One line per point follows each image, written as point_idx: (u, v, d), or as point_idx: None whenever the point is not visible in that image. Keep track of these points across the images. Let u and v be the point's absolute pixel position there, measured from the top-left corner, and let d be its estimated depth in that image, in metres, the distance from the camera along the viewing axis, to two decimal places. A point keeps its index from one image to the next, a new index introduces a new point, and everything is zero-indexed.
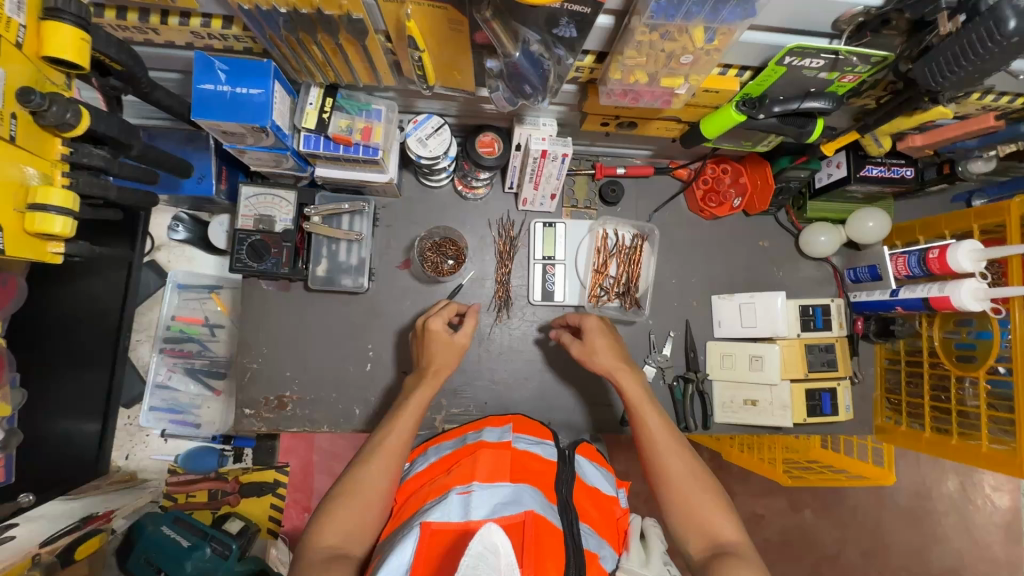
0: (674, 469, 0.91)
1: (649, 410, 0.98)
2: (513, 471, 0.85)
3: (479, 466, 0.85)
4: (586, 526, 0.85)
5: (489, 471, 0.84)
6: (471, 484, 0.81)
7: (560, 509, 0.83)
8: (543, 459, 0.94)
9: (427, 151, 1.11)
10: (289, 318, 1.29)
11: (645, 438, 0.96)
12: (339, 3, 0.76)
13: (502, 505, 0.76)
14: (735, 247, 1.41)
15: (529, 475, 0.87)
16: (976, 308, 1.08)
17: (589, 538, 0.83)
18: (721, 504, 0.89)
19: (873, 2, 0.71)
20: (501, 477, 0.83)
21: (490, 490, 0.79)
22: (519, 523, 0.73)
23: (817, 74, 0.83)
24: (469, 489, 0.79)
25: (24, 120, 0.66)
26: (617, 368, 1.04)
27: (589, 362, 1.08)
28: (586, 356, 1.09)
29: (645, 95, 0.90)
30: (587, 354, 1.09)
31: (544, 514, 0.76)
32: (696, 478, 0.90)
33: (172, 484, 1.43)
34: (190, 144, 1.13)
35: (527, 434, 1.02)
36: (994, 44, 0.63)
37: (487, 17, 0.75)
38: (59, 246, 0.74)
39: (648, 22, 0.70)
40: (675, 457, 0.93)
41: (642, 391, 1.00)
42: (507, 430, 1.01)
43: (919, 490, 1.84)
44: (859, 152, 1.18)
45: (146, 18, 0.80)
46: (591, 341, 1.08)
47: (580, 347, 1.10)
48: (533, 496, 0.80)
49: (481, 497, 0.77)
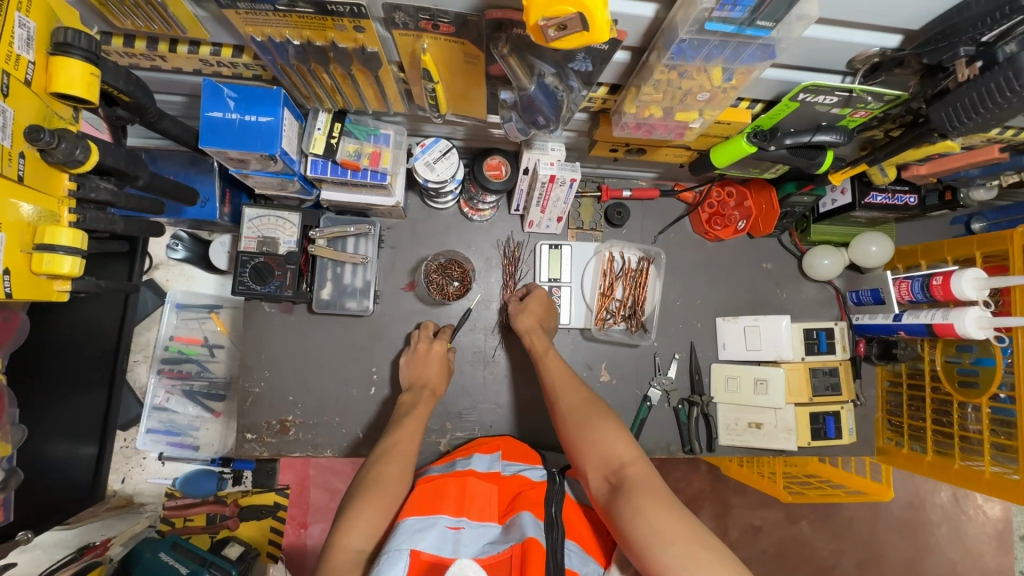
0: (570, 409, 1.01)
1: (551, 362, 1.14)
2: (501, 510, 0.86)
3: (469, 500, 0.85)
4: (572, 544, 0.82)
5: (479, 504, 0.85)
6: (461, 520, 0.80)
7: (547, 527, 0.78)
8: (533, 482, 0.92)
9: (435, 175, 1.10)
10: (292, 340, 1.27)
11: (551, 389, 1.09)
12: (354, 37, 0.75)
13: (490, 546, 0.76)
14: (740, 269, 1.42)
15: (519, 502, 0.85)
16: (980, 336, 1.09)
17: (572, 557, 0.78)
18: (622, 433, 0.93)
19: (889, 43, 0.71)
20: (491, 514, 0.84)
21: (480, 530, 0.80)
22: (505, 559, 0.72)
23: (830, 110, 0.83)
24: (459, 525, 0.79)
25: (32, 158, 0.65)
26: (532, 328, 1.20)
27: (517, 317, 1.23)
28: (512, 314, 1.24)
29: (659, 128, 0.89)
30: (515, 311, 1.24)
31: (538, 537, 0.73)
32: (590, 410, 0.99)
33: (169, 508, 1.41)
34: (193, 167, 1.11)
35: (515, 461, 1.03)
36: (1015, 92, 0.64)
37: (505, 53, 0.74)
38: (65, 284, 0.72)
39: (668, 61, 0.70)
40: (572, 398, 1.03)
41: (547, 343, 1.18)
42: (496, 458, 1.02)
43: (913, 501, 1.86)
44: (864, 178, 1.18)
45: (154, 46, 0.79)
46: (533, 301, 1.24)
47: (513, 307, 1.26)
48: (527, 519, 0.78)
49: (470, 535, 0.78)
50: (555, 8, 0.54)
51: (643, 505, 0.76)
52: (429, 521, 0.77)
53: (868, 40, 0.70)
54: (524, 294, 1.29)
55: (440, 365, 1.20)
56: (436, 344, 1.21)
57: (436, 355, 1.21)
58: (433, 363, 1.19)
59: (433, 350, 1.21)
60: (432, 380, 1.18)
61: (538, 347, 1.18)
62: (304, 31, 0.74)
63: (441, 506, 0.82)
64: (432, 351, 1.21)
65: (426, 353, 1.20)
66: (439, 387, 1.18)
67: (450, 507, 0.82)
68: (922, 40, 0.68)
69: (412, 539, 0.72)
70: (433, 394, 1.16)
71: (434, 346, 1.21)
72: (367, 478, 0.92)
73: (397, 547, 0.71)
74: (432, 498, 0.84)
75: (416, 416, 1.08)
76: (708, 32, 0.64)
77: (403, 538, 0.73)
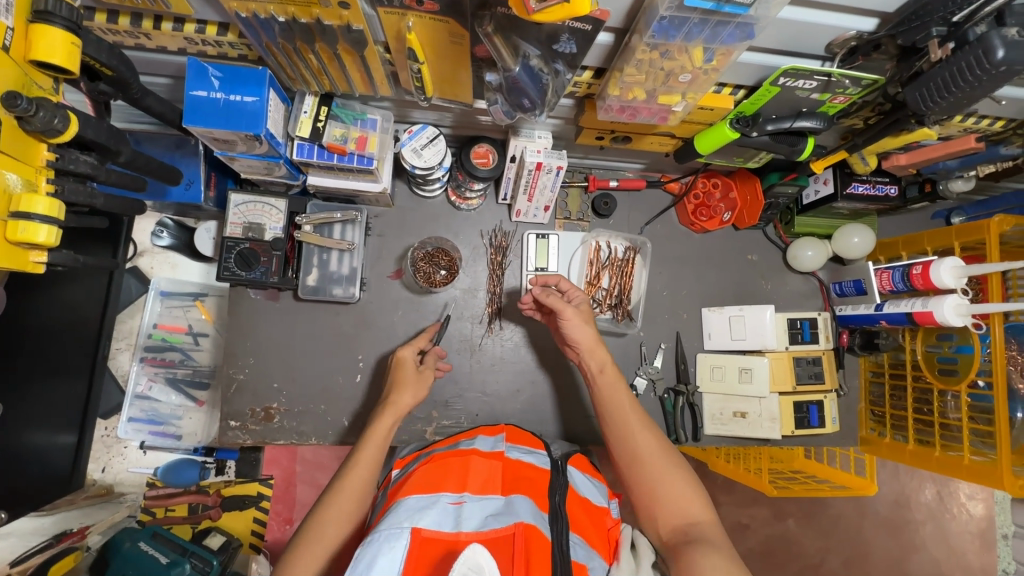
0: (643, 446, 0.94)
1: (614, 382, 1.01)
2: (504, 484, 0.82)
3: (471, 475, 0.83)
4: (577, 538, 0.77)
5: (481, 479, 0.82)
6: (463, 496, 0.78)
7: (550, 517, 0.76)
8: (536, 467, 0.90)
9: (422, 161, 1.10)
10: (278, 328, 1.26)
11: (611, 415, 0.99)
12: (339, 14, 0.75)
13: (492, 518, 0.73)
14: (726, 261, 1.43)
15: (521, 484, 0.82)
16: (958, 323, 1.11)
17: (577, 549, 0.75)
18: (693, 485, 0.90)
19: (865, 27, 0.73)
20: (493, 488, 0.81)
21: (481, 502, 0.76)
22: (509, 536, 0.69)
23: (809, 95, 0.84)
24: (461, 500, 0.77)
25: (10, 125, 0.64)
26: (591, 336, 1.03)
27: (572, 324, 1.03)
28: (565, 315, 1.03)
29: (643, 111, 0.91)
30: (576, 315, 1.04)
31: (537, 524, 0.72)
32: (664, 454, 0.92)
33: (150, 498, 1.38)
34: (178, 150, 1.10)
35: (520, 443, 0.99)
36: (983, 72, 0.66)
37: (489, 32, 0.75)
38: (41, 255, 0.72)
39: (649, 40, 0.71)
40: (642, 433, 0.95)
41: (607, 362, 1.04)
42: (500, 439, 0.99)
43: (898, 499, 1.87)
44: (845, 169, 1.20)
45: (138, 23, 0.79)
46: (585, 308, 1.08)
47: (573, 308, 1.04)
48: (527, 503, 0.76)
49: (472, 508, 0.75)
50: None
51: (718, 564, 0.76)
52: (431, 499, 0.76)
53: (841, 22, 0.72)
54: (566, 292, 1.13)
55: (414, 379, 1.06)
56: (401, 350, 1.10)
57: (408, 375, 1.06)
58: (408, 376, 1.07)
59: (407, 362, 1.09)
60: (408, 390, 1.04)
61: (594, 366, 1.04)
62: (289, 8, 0.74)
63: (442, 485, 0.80)
64: (407, 367, 1.08)
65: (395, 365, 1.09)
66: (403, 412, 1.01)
67: (452, 485, 0.80)
68: (896, 22, 0.70)
69: (414, 517, 0.71)
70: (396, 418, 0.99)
71: (409, 358, 1.09)
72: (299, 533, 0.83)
73: (398, 525, 0.70)
74: (435, 478, 0.82)
75: (378, 437, 0.95)
76: (688, 8, 0.65)
77: (405, 516, 0.71)
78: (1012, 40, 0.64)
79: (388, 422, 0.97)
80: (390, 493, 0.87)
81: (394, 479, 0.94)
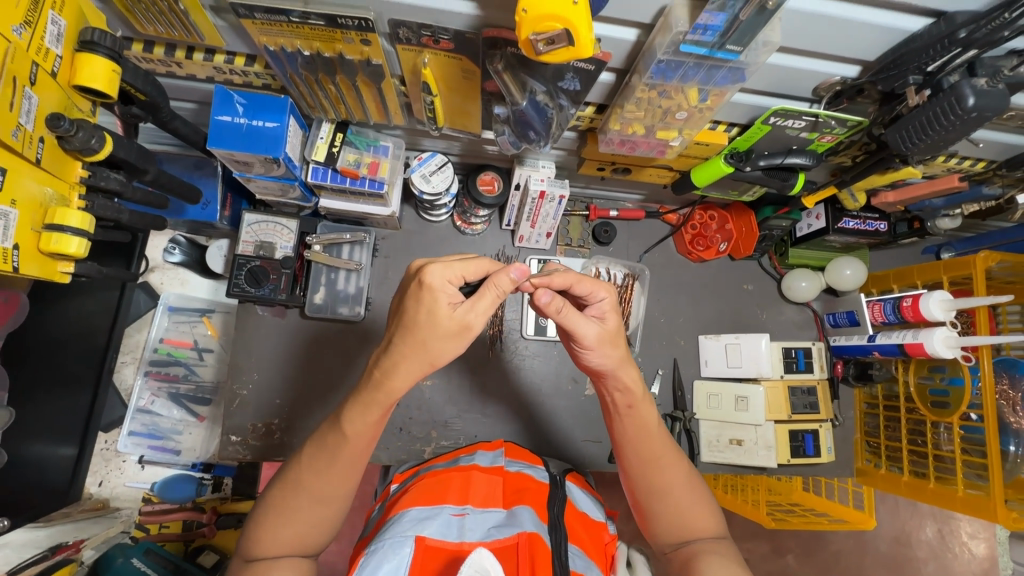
0: (667, 476, 0.86)
1: (643, 414, 0.86)
2: (506, 499, 0.84)
3: (473, 489, 0.84)
4: (576, 549, 0.78)
5: (483, 494, 0.84)
6: (465, 508, 0.80)
7: (551, 527, 0.76)
8: (536, 479, 0.91)
9: (430, 187, 1.15)
10: (280, 346, 1.29)
11: (635, 447, 0.86)
12: (361, 50, 0.80)
13: (496, 530, 0.75)
14: (722, 291, 1.47)
15: (522, 496, 0.84)
16: (948, 355, 1.13)
17: (576, 560, 0.75)
18: (710, 500, 0.89)
19: (849, 73, 0.79)
20: (495, 502, 0.83)
21: (483, 515, 0.79)
22: (512, 545, 0.71)
23: (799, 133, 0.89)
24: (463, 512, 0.79)
25: (51, 145, 0.69)
26: (622, 363, 0.83)
27: (594, 350, 0.81)
28: (588, 340, 0.80)
29: (642, 145, 0.96)
30: (604, 339, 0.81)
31: (540, 533, 0.73)
32: (689, 485, 0.87)
33: (144, 513, 1.38)
34: (197, 170, 1.15)
35: (518, 458, 1.01)
36: (957, 117, 0.70)
37: (499, 69, 0.80)
38: (68, 265, 0.75)
39: (648, 81, 0.77)
40: (667, 461, 0.87)
41: (639, 387, 0.85)
42: (499, 454, 1.00)
43: (898, 536, 1.86)
44: (837, 205, 1.25)
45: (172, 53, 0.85)
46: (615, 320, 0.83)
47: (598, 330, 0.80)
48: (529, 513, 0.77)
49: (475, 520, 0.77)
50: (544, 24, 0.59)
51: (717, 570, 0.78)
52: (433, 510, 0.77)
53: (827, 69, 0.78)
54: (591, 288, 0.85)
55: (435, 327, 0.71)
56: (429, 273, 0.70)
57: (427, 329, 0.71)
58: (435, 329, 0.71)
59: (436, 294, 0.70)
60: (423, 356, 0.73)
61: (620, 398, 0.85)
62: (314, 43, 0.80)
63: (445, 496, 0.82)
64: (438, 312, 0.70)
65: (415, 293, 0.71)
66: (400, 390, 0.77)
67: (454, 496, 0.82)
68: (876, 69, 0.75)
69: (418, 526, 0.73)
70: (390, 396, 0.76)
71: (442, 294, 0.70)
72: (261, 516, 0.79)
73: (402, 534, 0.71)
74: (436, 489, 0.84)
75: (358, 424, 0.77)
76: (683, 53, 0.70)
77: (409, 526, 0.73)
78: (982, 89, 0.69)
79: (375, 407, 0.76)
80: (386, 506, 0.92)
81: (392, 493, 0.99)
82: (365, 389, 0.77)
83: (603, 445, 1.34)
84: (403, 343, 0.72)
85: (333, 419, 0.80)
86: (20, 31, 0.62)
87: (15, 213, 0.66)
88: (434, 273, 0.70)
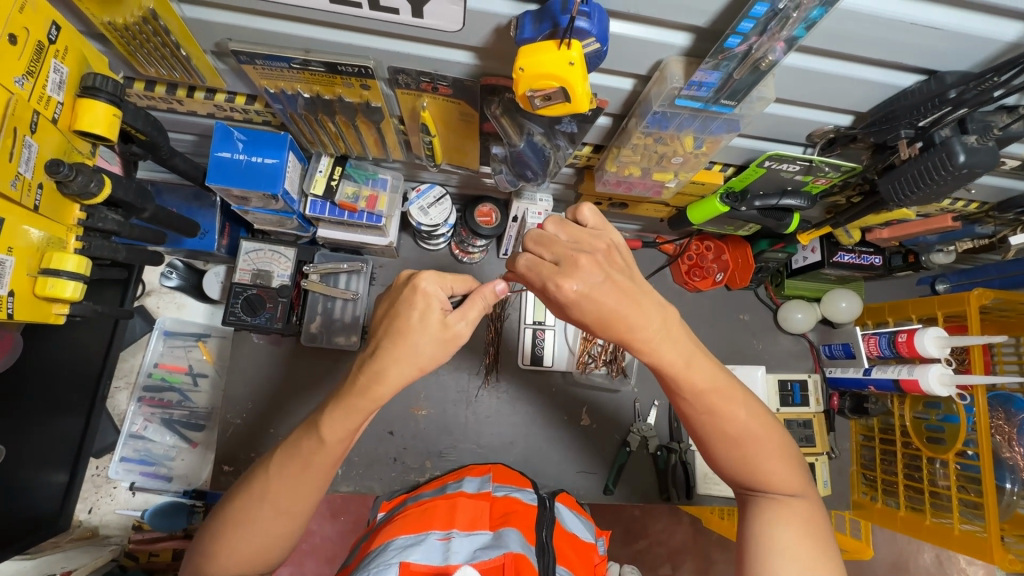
0: (736, 428, 0.72)
1: (688, 372, 0.70)
2: (493, 521, 0.84)
3: (458, 514, 0.84)
4: (564, 570, 0.77)
5: (468, 518, 0.84)
6: (450, 532, 0.79)
7: (537, 550, 0.76)
8: (523, 503, 0.90)
9: (428, 219, 1.15)
10: (271, 371, 1.31)
11: (686, 402, 0.73)
12: (360, 93, 0.81)
13: (481, 551, 0.74)
14: (718, 320, 1.48)
15: (510, 518, 0.84)
16: (943, 393, 1.12)
17: None
18: (789, 450, 0.75)
19: (842, 121, 0.80)
20: (481, 525, 0.82)
21: (469, 537, 0.78)
22: (498, 565, 0.70)
23: (794, 176, 0.90)
24: (448, 536, 0.78)
25: (50, 190, 0.69)
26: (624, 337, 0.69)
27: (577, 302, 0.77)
28: None
29: (638, 185, 0.97)
30: None
31: (526, 554, 0.73)
32: (759, 435, 0.73)
33: (135, 542, 1.35)
34: (196, 201, 1.16)
35: (506, 484, 1.01)
36: (948, 173, 0.72)
37: (497, 114, 0.81)
38: (64, 307, 0.76)
39: (644, 128, 0.78)
40: (734, 413, 0.72)
41: (675, 350, 0.69)
42: (486, 481, 1.00)
43: (896, 562, 1.84)
44: (831, 239, 1.25)
45: (173, 92, 0.86)
46: (594, 306, 0.66)
47: None
48: (516, 534, 0.77)
49: (460, 543, 0.76)
50: (541, 81, 0.60)
51: (786, 538, 0.70)
52: (418, 537, 0.77)
53: (822, 118, 0.79)
54: (560, 267, 0.67)
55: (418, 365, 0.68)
56: (423, 279, 0.70)
57: (415, 356, 0.68)
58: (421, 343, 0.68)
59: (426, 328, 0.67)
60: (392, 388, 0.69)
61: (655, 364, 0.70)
62: (314, 86, 0.81)
63: (431, 523, 0.81)
64: (429, 318, 0.68)
65: (407, 297, 0.70)
66: (390, 396, 0.71)
67: (439, 524, 0.82)
68: (869, 121, 0.76)
69: (402, 553, 0.72)
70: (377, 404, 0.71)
71: (436, 300, 0.69)
72: (227, 521, 0.72)
73: (386, 562, 0.70)
74: (421, 519, 0.83)
75: (339, 431, 0.70)
76: (678, 106, 0.71)
77: (393, 554, 0.72)
78: (972, 147, 0.70)
79: (361, 414, 0.70)
80: (371, 534, 0.91)
81: (379, 522, 0.99)
82: (350, 393, 0.70)
83: (595, 476, 1.35)
84: (381, 359, 0.68)
85: (310, 424, 0.73)
86: (22, 82, 0.62)
87: (12, 260, 0.66)
88: (431, 279, 0.70)
